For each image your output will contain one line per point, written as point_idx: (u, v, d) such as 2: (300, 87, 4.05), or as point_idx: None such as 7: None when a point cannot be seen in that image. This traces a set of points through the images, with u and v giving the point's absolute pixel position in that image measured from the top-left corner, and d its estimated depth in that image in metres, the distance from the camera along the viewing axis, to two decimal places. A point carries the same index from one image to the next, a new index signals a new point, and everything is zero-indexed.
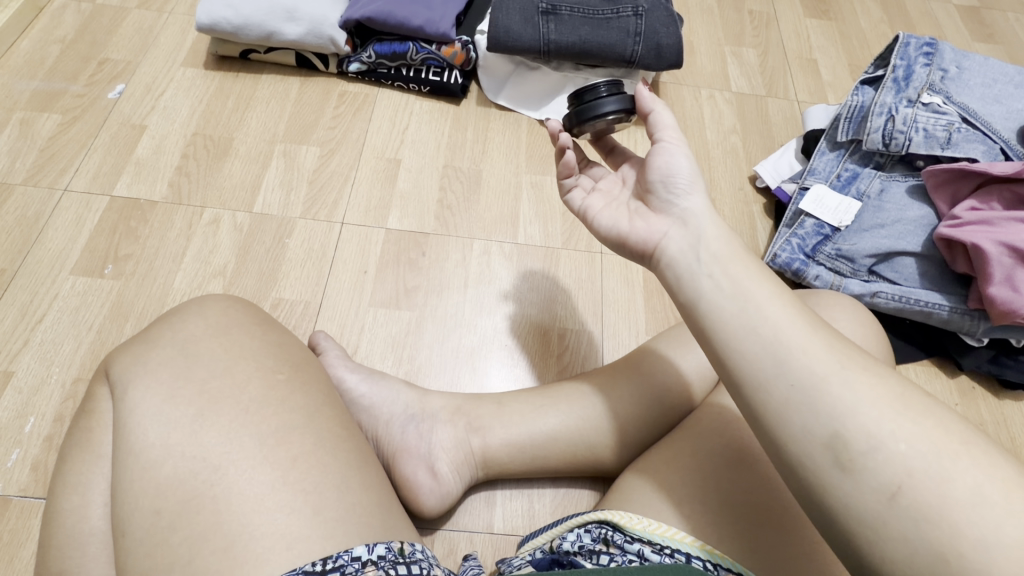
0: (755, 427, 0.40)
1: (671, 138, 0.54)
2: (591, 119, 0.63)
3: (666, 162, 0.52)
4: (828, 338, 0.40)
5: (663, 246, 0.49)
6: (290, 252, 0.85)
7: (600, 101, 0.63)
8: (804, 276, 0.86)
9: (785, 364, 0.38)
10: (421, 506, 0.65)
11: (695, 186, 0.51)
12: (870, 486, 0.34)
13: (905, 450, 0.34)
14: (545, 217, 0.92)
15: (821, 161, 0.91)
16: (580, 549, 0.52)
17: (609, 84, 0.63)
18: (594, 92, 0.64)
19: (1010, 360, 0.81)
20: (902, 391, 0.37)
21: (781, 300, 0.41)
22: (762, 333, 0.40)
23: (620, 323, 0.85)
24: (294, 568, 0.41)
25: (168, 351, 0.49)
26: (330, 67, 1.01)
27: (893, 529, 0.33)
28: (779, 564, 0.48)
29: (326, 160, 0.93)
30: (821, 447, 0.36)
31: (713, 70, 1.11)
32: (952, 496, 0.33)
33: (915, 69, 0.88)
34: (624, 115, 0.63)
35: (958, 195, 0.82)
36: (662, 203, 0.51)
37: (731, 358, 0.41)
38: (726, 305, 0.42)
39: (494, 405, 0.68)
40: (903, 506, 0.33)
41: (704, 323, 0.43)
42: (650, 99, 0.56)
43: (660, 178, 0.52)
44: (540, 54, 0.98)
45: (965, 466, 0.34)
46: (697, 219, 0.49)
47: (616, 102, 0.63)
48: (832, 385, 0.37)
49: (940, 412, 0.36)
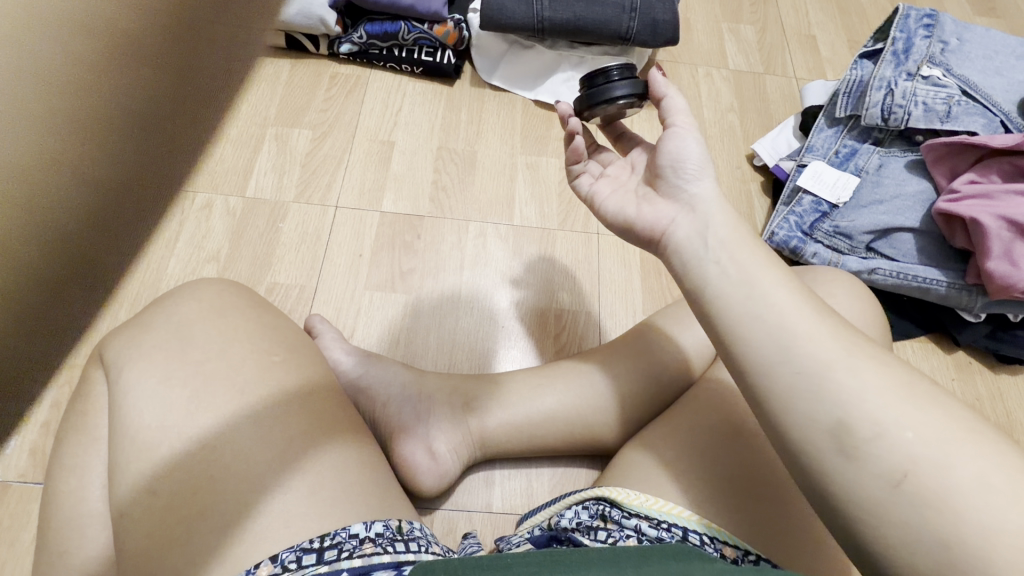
0: (758, 412, 0.40)
1: (684, 121, 0.53)
2: (601, 102, 0.61)
3: (677, 147, 0.51)
4: (833, 325, 0.39)
5: (670, 231, 0.48)
6: (284, 236, 0.84)
7: (609, 84, 0.60)
8: (801, 253, 0.85)
9: (789, 351, 0.38)
10: (418, 486, 0.64)
11: (704, 172, 0.50)
12: (873, 472, 0.34)
13: (910, 437, 0.34)
14: (541, 198, 0.92)
15: (819, 138, 0.90)
16: (577, 525, 0.52)
17: (621, 68, 0.61)
18: (604, 75, 0.61)
19: (1006, 335, 0.80)
20: (909, 377, 0.37)
21: (787, 287, 0.41)
22: (767, 320, 0.40)
23: (617, 304, 0.84)
24: (292, 545, 0.41)
25: (163, 333, 0.49)
26: (320, 48, 1.00)
27: (895, 514, 0.33)
28: (775, 537, 0.48)
29: (319, 143, 0.92)
30: (824, 433, 0.36)
31: (710, 47, 1.10)
32: (956, 484, 0.33)
33: (915, 42, 0.87)
34: (635, 100, 0.60)
35: (957, 169, 0.81)
36: (671, 188, 0.51)
37: (736, 342, 0.41)
38: (733, 291, 0.42)
39: (490, 385, 0.69)
40: (906, 492, 0.33)
41: (709, 309, 0.43)
42: (663, 83, 0.55)
43: (670, 163, 0.51)
44: (534, 32, 0.96)
45: (970, 454, 0.33)
46: (705, 205, 0.48)
47: (628, 86, 0.60)
48: (836, 372, 0.37)
49: (945, 399, 0.36)
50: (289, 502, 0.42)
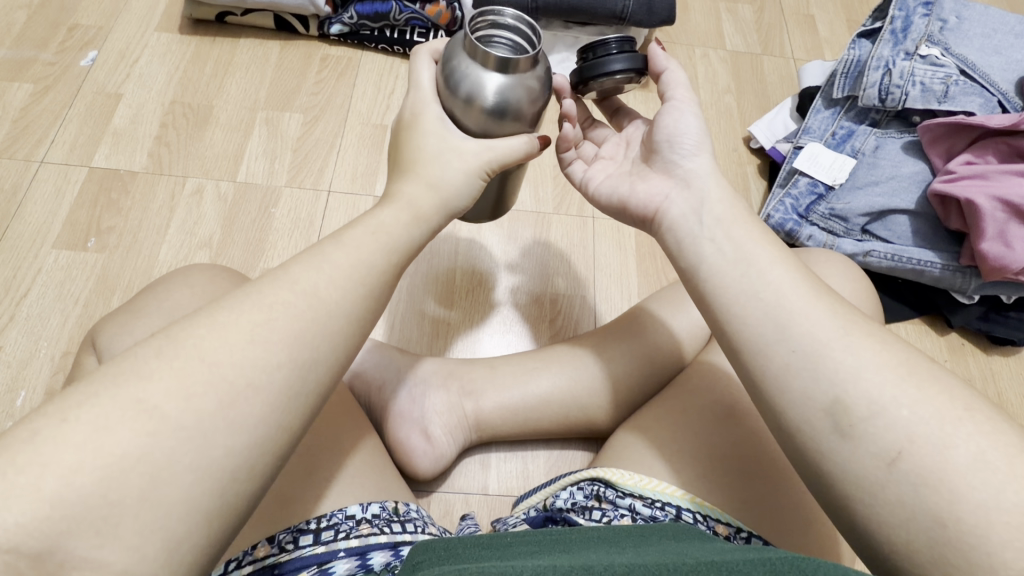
0: (753, 392, 0.40)
1: (683, 95, 0.52)
2: (597, 77, 0.55)
3: (675, 121, 0.51)
4: (831, 304, 0.39)
5: (664, 209, 0.48)
6: (277, 221, 0.83)
7: (607, 58, 0.55)
8: (797, 236, 0.85)
9: (786, 330, 0.38)
10: (413, 468, 0.65)
11: (701, 147, 0.49)
12: (869, 452, 0.34)
13: (907, 415, 0.34)
14: (535, 182, 0.91)
15: (816, 119, 0.89)
16: (572, 505, 0.52)
17: (621, 40, 0.56)
18: (603, 46, 0.56)
19: (998, 316, 0.82)
20: (907, 355, 0.37)
21: (785, 266, 0.41)
22: (764, 298, 0.40)
23: (612, 287, 0.84)
24: (288, 527, 0.41)
25: (155, 320, 0.49)
26: (310, 30, 0.98)
27: (891, 492, 0.33)
28: (767, 515, 0.49)
29: (310, 127, 0.91)
30: (820, 413, 0.36)
31: (707, 27, 1.08)
32: (952, 462, 0.33)
33: (914, 20, 0.86)
34: (635, 74, 0.55)
35: (953, 149, 0.81)
36: (666, 162, 0.50)
37: (733, 322, 0.40)
38: (729, 270, 0.42)
39: (486, 368, 0.69)
40: (902, 470, 0.33)
41: (705, 288, 0.43)
42: (664, 57, 0.54)
43: (665, 138, 0.51)
44: (528, 11, 0.94)
45: (967, 432, 0.33)
46: (700, 179, 0.48)
47: (626, 60, 0.55)
48: (836, 350, 0.37)
49: (944, 378, 0.36)
50: (288, 486, 0.43)
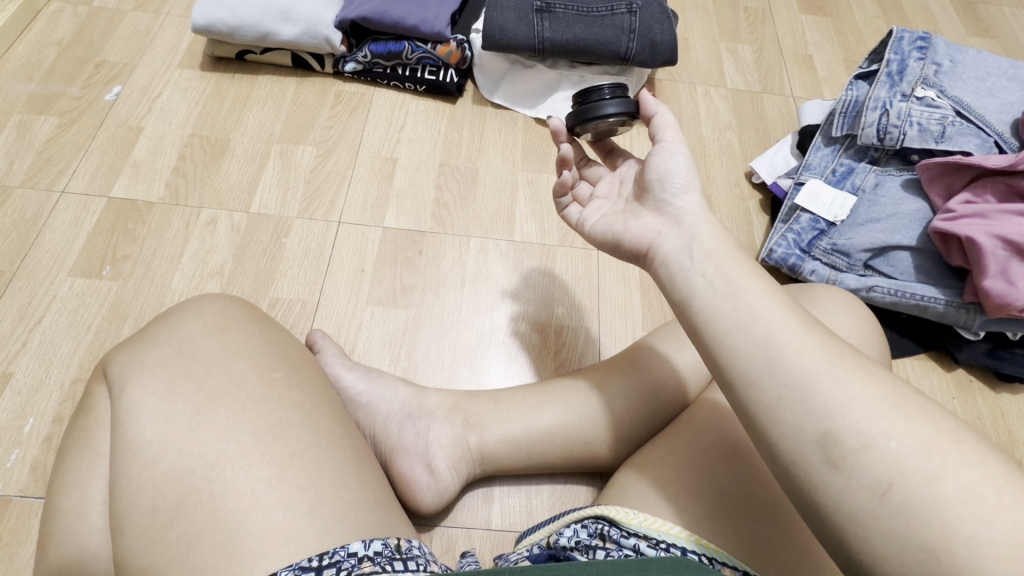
0: (746, 423, 0.40)
1: (672, 138, 0.54)
2: (592, 119, 0.62)
3: (665, 161, 0.52)
4: (819, 336, 0.40)
5: (657, 244, 0.49)
6: (288, 251, 0.85)
7: (602, 102, 0.62)
8: (800, 271, 0.86)
9: (777, 363, 0.39)
10: (418, 503, 0.65)
11: (691, 186, 0.51)
12: (861, 484, 0.34)
13: (896, 447, 0.34)
14: (541, 215, 0.93)
15: (817, 156, 0.91)
16: (576, 543, 0.51)
17: (613, 86, 0.63)
18: (598, 92, 0.63)
19: (1005, 354, 0.81)
20: (895, 388, 0.37)
21: (773, 299, 0.42)
22: (754, 331, 0.40)
23: (617, 319, 0.85)
24: (291, 564, 0.40)
25: (166, 350, 0.49)
26: (326, 67, 1.02)
27: (884, 524, 0.33)
28: (771, 557, 0.48)
29: (323, 159, 0.94)
30: (812, 443, 0.36)
31: (708, 66, 1.12)
32: (943, 492, 0.33)
33: (910, 63, 0.88)
34: (628, 117, 0.62)
35: (952, 188, 0.82)
36: (658, 201, 0.51)
37: (724, 354, 0.41)
38: (720, 304, 0.42)
39: (491, 402, 0.69)
40: (894, 503, 0.33)
41: (699, 323, 0.43)
42: (654, 103, 0.56)
43: (657, 176, 0.52)
44: (535, 52, 0.98)
45: (956, 464, 0.33)
46: (691, 218, 0.49)
47: (619, 104, 0.61)
48: (824, 383, 0.37)
49: (931, 410, 0.36)
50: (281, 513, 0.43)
